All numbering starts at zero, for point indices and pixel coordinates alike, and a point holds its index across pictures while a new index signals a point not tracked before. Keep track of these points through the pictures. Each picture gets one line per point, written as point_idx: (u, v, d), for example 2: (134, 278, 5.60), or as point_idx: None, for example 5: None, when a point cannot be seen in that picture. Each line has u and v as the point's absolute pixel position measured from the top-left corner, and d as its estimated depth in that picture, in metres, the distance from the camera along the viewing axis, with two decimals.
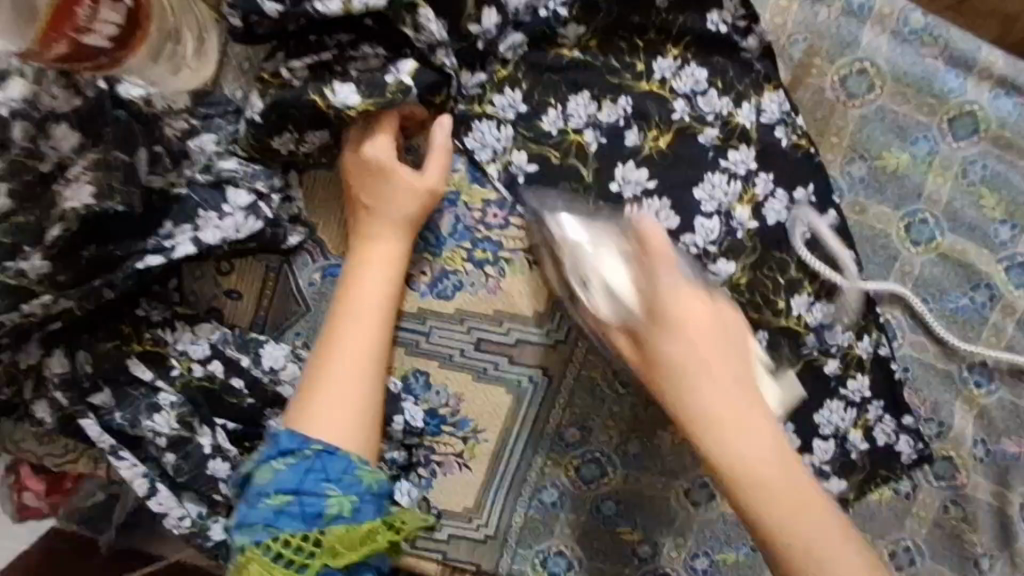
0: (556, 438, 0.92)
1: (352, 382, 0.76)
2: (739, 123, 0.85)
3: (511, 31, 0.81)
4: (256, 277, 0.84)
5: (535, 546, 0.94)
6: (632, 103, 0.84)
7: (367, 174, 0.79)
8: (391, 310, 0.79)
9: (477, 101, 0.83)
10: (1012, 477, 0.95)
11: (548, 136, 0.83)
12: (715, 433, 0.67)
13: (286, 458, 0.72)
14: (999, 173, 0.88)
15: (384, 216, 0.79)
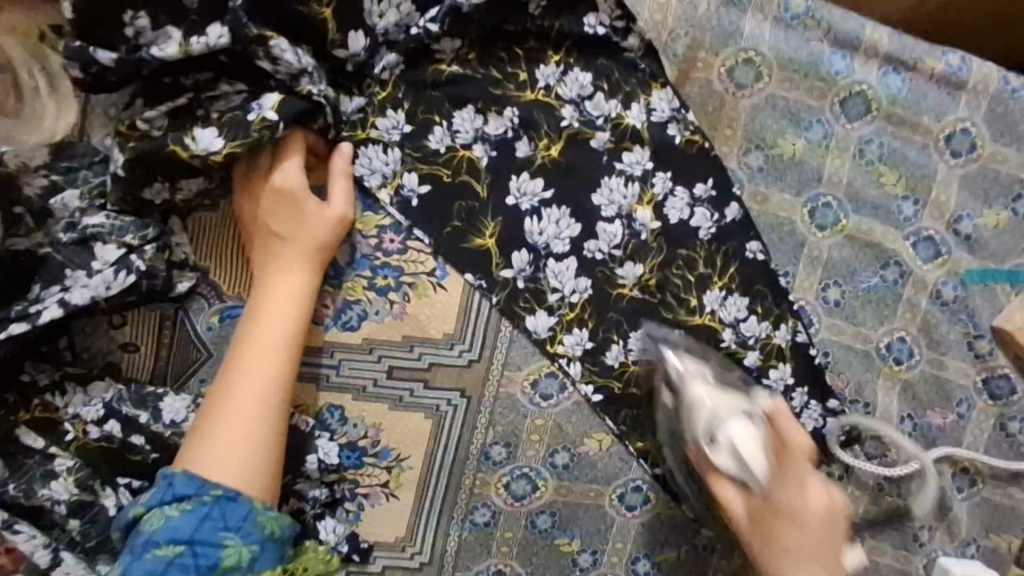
0: (481, 459, 0.90)
1: (251, 416, 0.74)
2: (630, 125, 0.85)
3: (385, 52, 0.79)
4: (151, 327, 0.80)
5: (473, 567, 0.93)
6: (518, 114, 0.83)
7: (273, 200, 0.78)
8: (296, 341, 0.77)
9: (360, 126, 0.81)
10: (938, 447, 0.97)
11: (436, 155, 0.82)
12: (788, 526, 0.72)
13: (180, 504, 0.70)
14: (894, 150, 0.89)
15: (292, 246, 0.78)
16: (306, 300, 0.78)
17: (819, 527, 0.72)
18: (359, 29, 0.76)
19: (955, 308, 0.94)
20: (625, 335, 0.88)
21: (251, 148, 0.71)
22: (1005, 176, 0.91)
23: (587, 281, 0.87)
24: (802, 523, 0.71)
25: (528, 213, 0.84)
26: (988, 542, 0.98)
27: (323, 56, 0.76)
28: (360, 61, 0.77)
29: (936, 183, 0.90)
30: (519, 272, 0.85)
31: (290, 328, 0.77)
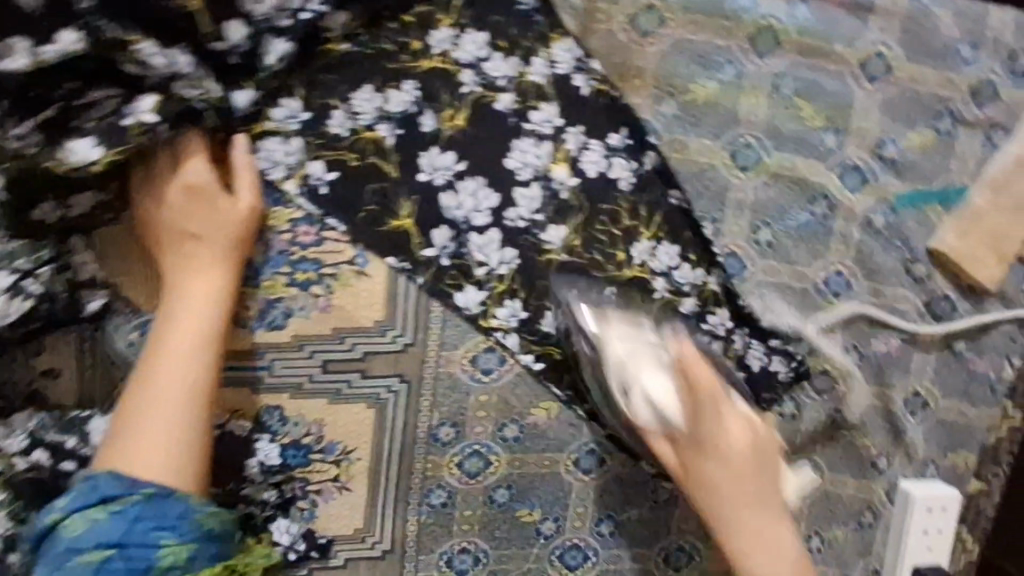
0: (430, 441, 0.90)
1: (170, 411, 0.70)
2: (532, 82, 0.83)
3: (274, 40, 0.75)
4: (69, 350, 0.78)
5: (437, 549, 0.93)
6: (417, 86, 0.81)
7: (181, 199, 0.74)
8: (214, 335, 0.74)
9: (254, 119, 0.77)
10: (886, 375, 0.97)
11: (340, 139, 0.80)
12: (730, 535, 0.74)
13: (109, 506, 0.66)
14: (810, 82, 0.88)
15: (206, 242, 0.75)
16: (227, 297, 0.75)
17: (757, 516, 0.73)
18: (235, 19, 0.72)
19: (890, 235, 0.93)
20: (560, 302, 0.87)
21: (132, 154, 0.70)
22: (924, 96, 0.90)
23: (513, 252, 0.85)
24: (738, 494, 0.73)
25: (442, 189, 0.82)
26: (946, 462, 1.02)
27: (202, 50, 0.72)
28: (246, 52, 0.74)
29: (856, 112, 0.89)
30: (444, 250, 0.84)
31: (211, 327, 0.74)
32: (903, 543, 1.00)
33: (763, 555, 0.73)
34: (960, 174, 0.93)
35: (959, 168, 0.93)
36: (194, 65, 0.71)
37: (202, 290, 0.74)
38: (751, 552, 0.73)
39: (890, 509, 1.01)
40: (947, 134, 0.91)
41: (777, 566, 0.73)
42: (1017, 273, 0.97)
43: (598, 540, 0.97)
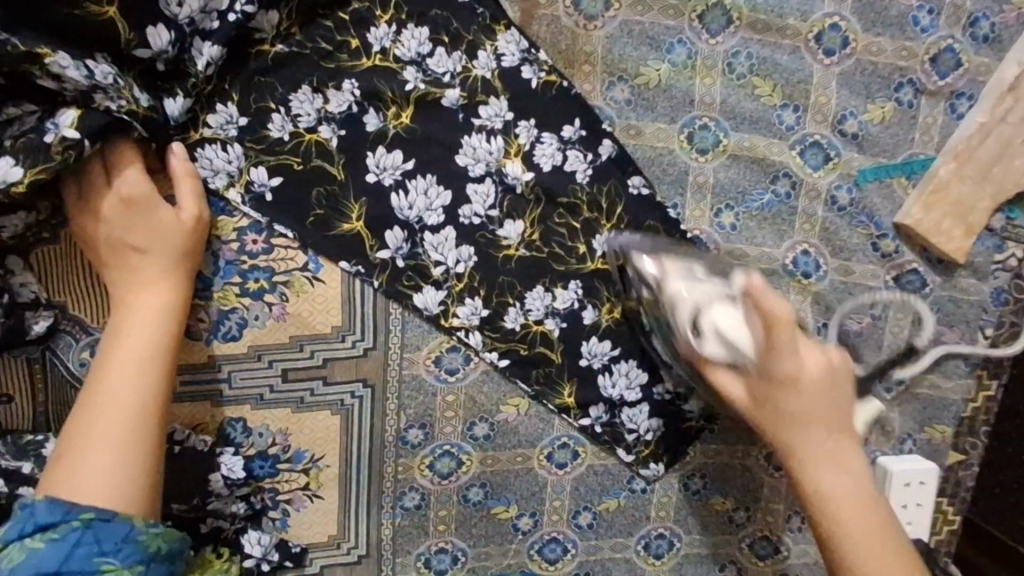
0: (399, 444, 0.89)
1: (123, 431, 0.70)
2: (478, 76, 0.81)
3: (203, 44, 0.73)
4: (20, 374, 0.77)
5: (414, 551, 0.93)
6: (358, 85, 0.79)
7: (119, 213, 0.72)
8: (164, 351, 0.73)
9: (191, 127, 0.76)
10: (860, 352, 0.96)
11: (281, 143, 0.78)
12: (795, 438, 0.76)
13: (48, 532, 0.64)
14: (765, 59, 0.86)
15: (146, 255, 0.73)
16: (173, 310, 0.74)
17: (818, 426, 0.75)
18: (157, 24, 0.69)
19: (855, 211, 0.92)
20: (521, 297, 0.86)
21: (57, 170, 0.68)
22: (883, 67, 0.88)
23: (469, 249, 0.84)
24: (812, 418, 0.75)
25: (392, 189, 0.81)
26: (923, 435, 1.02)
27: (122, 57, 0.70)
28: (171, 58, 0.72)
29: (813, 87, 0.87)
30: (400, 251, 0.82)
31: (156, 341, 0.73)
32: None
33: (812, 441, 0.76)
34: (923, 145, 0.92)
35: (922, 138, 0.91)
36: (113, 75, 0.69)
37: (144, 304, 0.73)
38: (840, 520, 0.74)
39: None
40: (908, 105, 0.90)
41: (824, 466, 0.75)
42: (985, 242, 0.96)
43: (577, 533, 0.97)
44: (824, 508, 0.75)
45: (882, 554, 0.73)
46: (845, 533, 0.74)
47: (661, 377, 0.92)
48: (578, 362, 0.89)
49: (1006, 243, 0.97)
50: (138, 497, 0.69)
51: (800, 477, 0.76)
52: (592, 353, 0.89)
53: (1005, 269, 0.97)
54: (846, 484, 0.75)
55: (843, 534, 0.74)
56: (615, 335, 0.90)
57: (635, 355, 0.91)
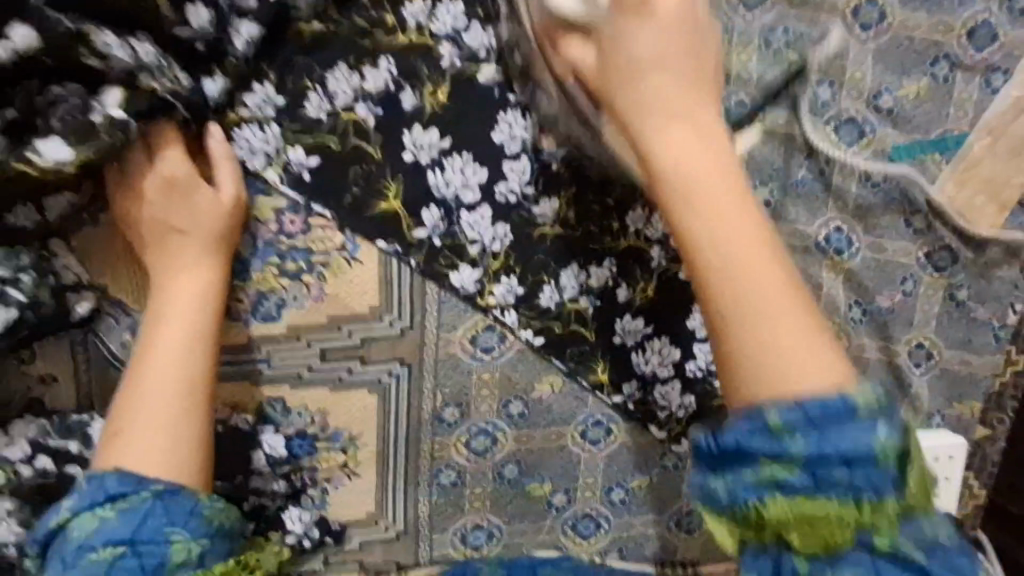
0: (436, 422, 0.90)
1: (171, 409, 0.70)
2: (514, 52, 0.81)
3: (242, 22, 0.73)
4: (64, 356, 0.78)
5: (450, 528, 0.94)
6: (395, 64, 0.80)
7: (161, 194, 0.73)
8: (206, 329, 0.73)
9: (228, 108, 0.76)
10: (890, 328, 0.98)
11: (318, 123, 0.78)
12: (657, 117, 0.64)
13: (120, 500, 0.66)
14: (800, 35, 0.85)
15: (187, 236, 0.73)
16: (215, 289, 0.74)
17: (686, 114, 0.63)
18: (197, 2, 0.70)
19: (887, 187, 0.92)
20: (556, 275, 0.86)
21: (105, 152, 0.68)
22: (919, 42, 0.87)
23: (505, 228, 0.84)
24: (671, 85, 0.64)
25: (430, 167, 0.81)
26: (952, 411, 1.04)
27: (165, 38, 0.70)
28: (211, 37, 0.72)
29: (849, 62, 0.87)
30: (437, 229, 0.82)
31: (199, 320, 0.73)
32: None
33: (678, 144, 0.63)
34: (957, 121, 0.91)
35: (959, 113, 0.90)
36: (156, 54, 0.69)
37: (182, 282, 0.73)
38: (708, 225, 0.60)
39: None
40: (945, 80, 0.89)
41: (690, 145, 0.62)
42: (1016, 219, 0.94)
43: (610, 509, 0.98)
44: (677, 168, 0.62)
45: (718, 186, 0.61)
46: (703, 212, 0.60)
47: (694, 354, 0.92)
48: (612, 340, 0.90)
49: None
50: (192, 473, 0.70)
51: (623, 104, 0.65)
52: (626, 330, 0.90)
53: None
54: (712, 163, 0.62)
55: (734, 301, 0.58)
56: (649, 313, 0.90)
57: (669, 333, 0.91)
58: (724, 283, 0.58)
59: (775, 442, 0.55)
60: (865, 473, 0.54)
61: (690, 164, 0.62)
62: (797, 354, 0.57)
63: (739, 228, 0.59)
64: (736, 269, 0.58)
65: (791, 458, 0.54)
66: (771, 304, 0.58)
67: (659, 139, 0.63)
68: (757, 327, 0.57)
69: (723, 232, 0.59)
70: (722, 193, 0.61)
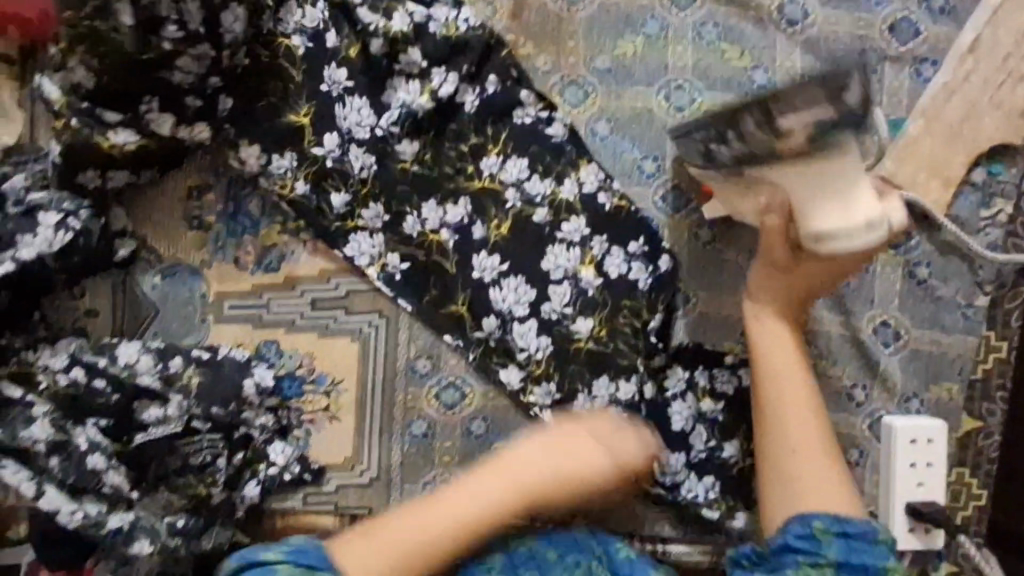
0: (410, 373, 1.00)
1: (410, 532, 0.84)
2: (563, 198, 0.97)
3: (359, 152, 0.94)
4: (106, 292, 0.95)
5: (421, 480, 1.00)
6: (470, 204, 0.96)
7: (548, 442, 0.90)
8: (463, 530, 0.86)
9: (349, 217, 0.96)
10: (848, 302, 1.02)
11: (412, 239, 0.96)
12: (763, 346, 0.90)
13: (313, 570, 0.78)
14: (730, 30, 0.98)
15: (509, 468, 0.89)
16: (489, 498, 0.87)
17: (809, 401, 0.88)
18: (332, 132, 0.93)
19: None
20: (589, 384, 0.98)
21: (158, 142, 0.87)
22: (844, 37, 0.98)
23: (547, 339, 0.98)
24: (782, 304, 0.90)
25: (453, 230, 0.97)
26: (930, 395, 1.03)
27: (303, 154, 0.93)
28: (338, 158, 0.94)
29: (779, 54, 0.98)
30: (477, 282, 0.97)
31: (496, 514, 0.87)
32: (892, 479, 1.01)
33: (785, 373, 0.89)
34: (892, 107, 1.00)
35: (891, 100, 1.00)
36: (288, 165, 0.93)
37: (550, 440, 0.90)
38: (789, 405, 0.87)
39: (878, 447, 1.03)
40: (873, 70, 0.99)
41: (795, 372, 0.89)
42: (968, 198, 1.01)
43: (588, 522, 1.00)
44: (784, 398, 0.88)
45: (819, 487, 0.82)
46: (779, 407, 0.88)
47: (689, 444, 1.00)
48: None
49: (992, 199, 1.00)
50: None
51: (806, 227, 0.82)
52: (552, 259, 0.97)
53: (996, 225, 1.01)
54: (799, 395, 0.88)
55: (779, 429, 0.87)
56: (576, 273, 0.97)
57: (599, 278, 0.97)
58: (778, 433, 0.87)
59: (816, 543, 0.77)
60: (869, 553, 0.75)
61: (779, 378, 0.89)
62: (818, 497, 0.82)
63: (796, 414, 0.87)
64: (790, 485, 0.83)
65: (823, 564, 0.75)
66: (819, 478, 0.83)
67: (766, 343, 0.90)
68: (805, 492, 0.82)
69: (786, 387, 0.88)
70: (801, 416, 0.87)
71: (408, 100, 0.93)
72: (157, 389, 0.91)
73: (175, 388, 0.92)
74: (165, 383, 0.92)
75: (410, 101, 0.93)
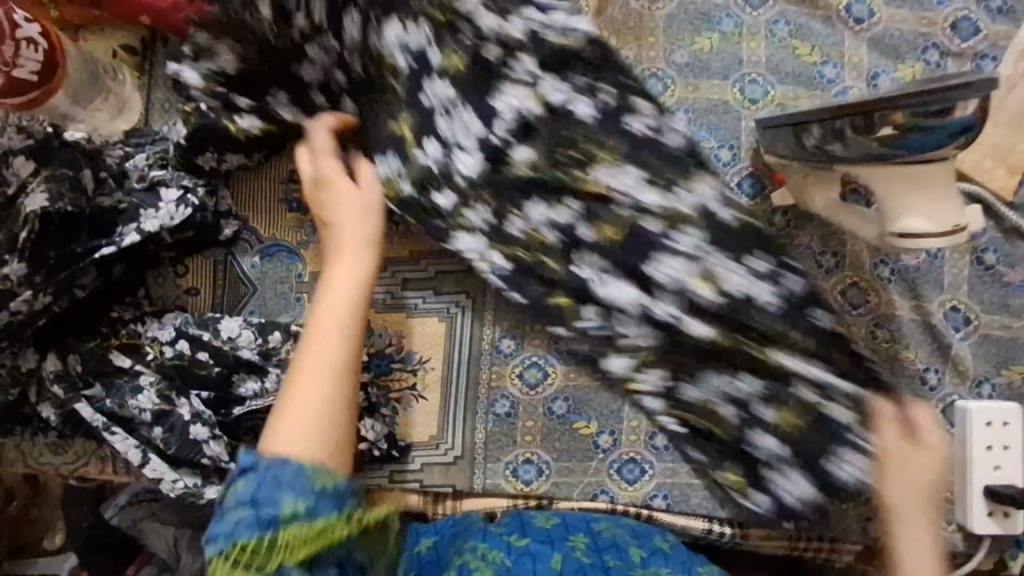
0: (494, 352, 1.02)
1: (316, 364, 0.76)
2: (680, 206, 0.95)
3: (460, 154, 0.98)
4: (207, 272, 0.99)
5: (503, 459, 1.01)
6: (582, 205, 0.97)
7: (332, 189, 0.88)
8: (355, 327, 0.79)
9: (453, 218, 0.98)
10: (920, 286, 1.05)
11: (517, 238, 0.98)
12: (900, 525, 0.84)
13: (244, 475, 0.70)
14: (801, 26, 1.04)
15: (341, 259, 0.83)
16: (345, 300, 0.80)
17: None
18: (433, 138, 0.98)
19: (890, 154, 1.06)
20: None
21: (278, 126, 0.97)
22: (907, 33, 1.04)
23: (648, 337, 0.97)
24: (919, 489, 0.85)
25: (560, 232, 0.97)
26: (1002, 379, 1.04)
27: (406, 156, 0.97)
28: (441, 161, 0.98)
29: (848, 48, 1.04)
30: (585, 287, 0.97)
31: (335, 337, 0.78)
32: (969, 460, 1.00)
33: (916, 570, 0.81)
34: None
35: None
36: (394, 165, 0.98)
37: (343, 257, 0.83)
38: None
39: (952, 432, 1.03)
40: (937, 64, 1.04)
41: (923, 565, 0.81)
42: None
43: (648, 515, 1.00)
44: None
45: None
46: None
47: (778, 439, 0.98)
48: None
49: None
50: (327, 444, 0.72)
51: (891, 218, 0.84)
52: (667, 266, 0.95)
53: None
54: None
55: None
56: (697, 286, 0.95)
57: None
58: None
59: None
60: None
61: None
62: None
63: None
64: None
65: None
66: None
67: (905, 533, 0.83)
68: None
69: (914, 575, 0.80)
70: None
71: (518, 105, 0.97)
72: (256, 363, 0.93)
73: (273, 362, 0.94)
74: (264, 357, 0.94)
75: (520, 106, 0.97)
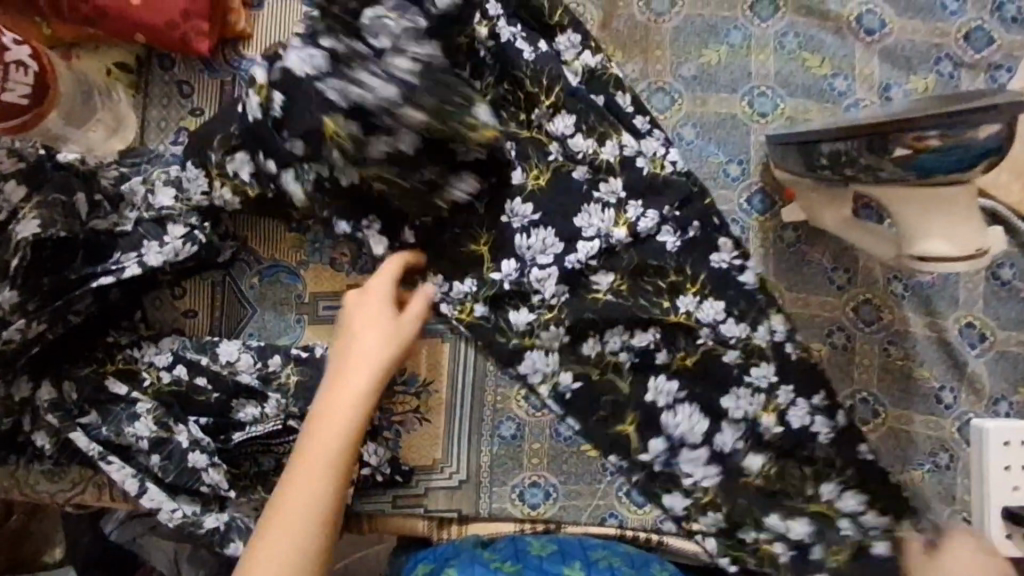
0: (499, 373, 1.00)
1: (301, 498, 0.75)
2: (757, 342, 0.96)
3: (550, 300, 0.95)
4: (205, 294, 0.97)
5: (509, 483, 0.99)
6: (660, 334, 0.96)
7: (367, 306, 0.87)
8: (347, 469, 0.78)
9: (527, 335, 0.97)
10: (934, 303, 1.03)
11: (589, 359, 0.97)
12: None
13: None
14: (810, 37, 1.02)
15: (349, 386, 0.81)
16: (345, 435, 0.79)
17: None
18: (510, 258, 0.95)
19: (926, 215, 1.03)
20: None
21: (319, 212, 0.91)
22: (920, 44, 1.02)
23: (715, 465, 0.96)
24: None
25: (628, 352, 0.96)
26: (1019, 398, 1.02)
27: (484, 280, 0.96)
28: (516, 282, 0.96)
29: (858, 60, 1.02)
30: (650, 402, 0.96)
31: (326, 474, 0.77)
32: (984, 481, 0.96)
33: None
34: None
35: None
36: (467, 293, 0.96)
37: (351, 386, 0.81)
38: None
39: (968, 449, 1.01)
40: (949, 76, 1.02)
41: None
42: None
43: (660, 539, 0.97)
44: None
45: None
46: None
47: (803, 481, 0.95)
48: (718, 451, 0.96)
49: None
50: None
51: (912, 240, 0.81)
52: (740, 401, 0.96)
53: None
54: None
55: None
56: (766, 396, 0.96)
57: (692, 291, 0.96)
58: None
59: None
60: None
61: None
62: None
63: None
64: None
65: None
66: None
67: None
68: None
69: None
70: None
71: (603, 229, 0.95)
72: (254, 388, 0.91)
73: (272, 387, 0.91)
74: (263, 382, 0.91)
75: (605, 230, 0.96)
